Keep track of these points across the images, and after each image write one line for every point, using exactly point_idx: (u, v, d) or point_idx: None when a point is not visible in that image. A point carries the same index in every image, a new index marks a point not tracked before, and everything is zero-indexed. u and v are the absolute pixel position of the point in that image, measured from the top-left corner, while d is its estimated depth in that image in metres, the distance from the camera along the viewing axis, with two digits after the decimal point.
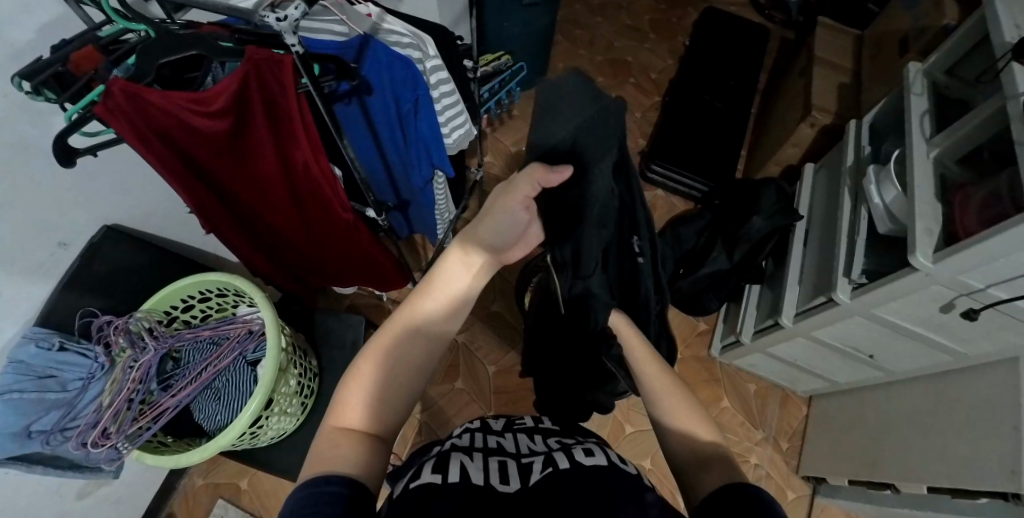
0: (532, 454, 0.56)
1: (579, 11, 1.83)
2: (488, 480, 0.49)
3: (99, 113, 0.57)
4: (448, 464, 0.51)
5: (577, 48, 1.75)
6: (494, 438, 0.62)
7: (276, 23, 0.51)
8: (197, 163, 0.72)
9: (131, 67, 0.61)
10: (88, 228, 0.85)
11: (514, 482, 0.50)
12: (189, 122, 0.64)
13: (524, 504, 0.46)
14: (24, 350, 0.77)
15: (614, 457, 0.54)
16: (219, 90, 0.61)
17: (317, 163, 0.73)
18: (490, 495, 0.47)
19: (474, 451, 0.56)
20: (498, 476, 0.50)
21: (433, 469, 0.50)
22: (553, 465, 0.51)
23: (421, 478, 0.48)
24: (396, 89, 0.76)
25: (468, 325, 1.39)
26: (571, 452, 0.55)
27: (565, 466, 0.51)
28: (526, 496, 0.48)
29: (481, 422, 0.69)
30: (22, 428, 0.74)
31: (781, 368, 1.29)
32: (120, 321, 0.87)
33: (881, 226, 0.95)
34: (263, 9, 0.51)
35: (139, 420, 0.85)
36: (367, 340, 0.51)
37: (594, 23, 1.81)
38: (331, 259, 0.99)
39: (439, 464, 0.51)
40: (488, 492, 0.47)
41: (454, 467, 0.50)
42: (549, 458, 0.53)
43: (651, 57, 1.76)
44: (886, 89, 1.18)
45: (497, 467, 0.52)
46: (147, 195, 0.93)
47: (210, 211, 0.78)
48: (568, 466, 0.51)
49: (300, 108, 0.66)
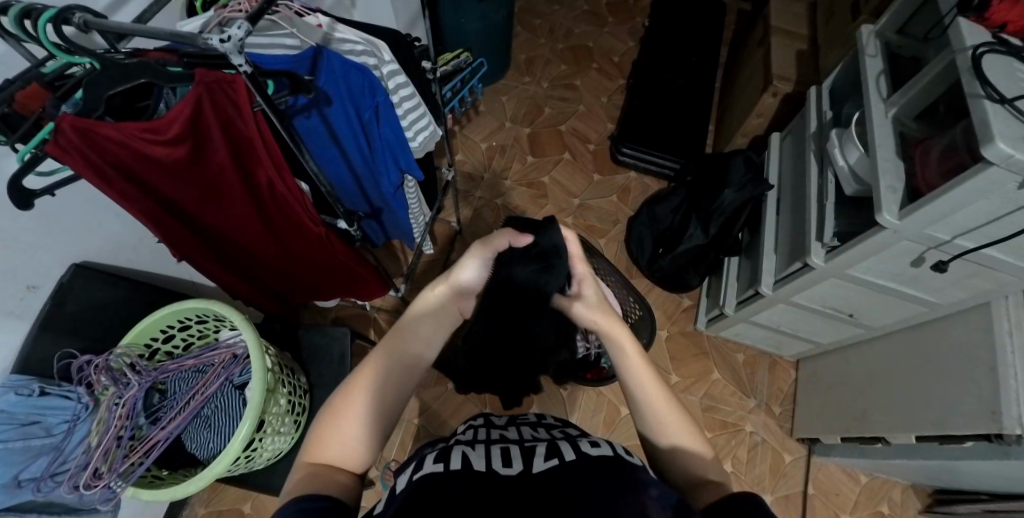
0: (534, 440, 0.58)
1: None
2: (490, 465, 0.50)
3: (52, 152, 0.56)
4: (449, 453, 0.53)
5: (537, 37, 1.75)
6: (498, 429, 0.62)
7: (221, 44, 0.50)
8: (159, 191, 0.71)
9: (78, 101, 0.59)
10: (55, 269, 0.84)
11: (517, 465, 0.50)
12: (146, 152, 0.63)
13: (519, 481, 0.47)
14: (4, 400, 0.76)
15: (618, 447, 0.55)
16: (173, 114, 0.60)
17: (282, 180, 0.73)
18: (493, 476, 0.48)
19: (476, 442, 0.57)
20: (500, 461, 0.52)
21: (435, 459, 0.51)
22: (559, 456, 0.51)
23: (424, 469, 0.49)
24: (354, 98, 0.75)
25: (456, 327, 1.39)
26: (576, 443, 0.55)
27: (571, 458, 0.51)
28: (525, 477, 0.48)
29: (484, 419, 0.68)
30: (10, 478, 0.74)
31: (766, 335, 1.31)
32: (99, 359, 0.85)
33: (848, 188, 0.97)
34: (206, 32, 0.50)
35: (130, 456, 0.84)
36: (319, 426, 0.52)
37: (552, 11, 1.81)
38: (309, 275, 0.99)
39: (440, 454, 0.53)
40: (491, 475, 0.48)
41: (456, 456, 0.52)
42: (554, 447, 0.54)
43: (612, 39, 1.76)
44: (842, 53, 1.21)
45: (498, 452, 0.54)
46: (113, 229, 0.91)
47: (179, 240, 0.77)
48: (573, 457, 0.51)
49: (258, 126, 0.66)
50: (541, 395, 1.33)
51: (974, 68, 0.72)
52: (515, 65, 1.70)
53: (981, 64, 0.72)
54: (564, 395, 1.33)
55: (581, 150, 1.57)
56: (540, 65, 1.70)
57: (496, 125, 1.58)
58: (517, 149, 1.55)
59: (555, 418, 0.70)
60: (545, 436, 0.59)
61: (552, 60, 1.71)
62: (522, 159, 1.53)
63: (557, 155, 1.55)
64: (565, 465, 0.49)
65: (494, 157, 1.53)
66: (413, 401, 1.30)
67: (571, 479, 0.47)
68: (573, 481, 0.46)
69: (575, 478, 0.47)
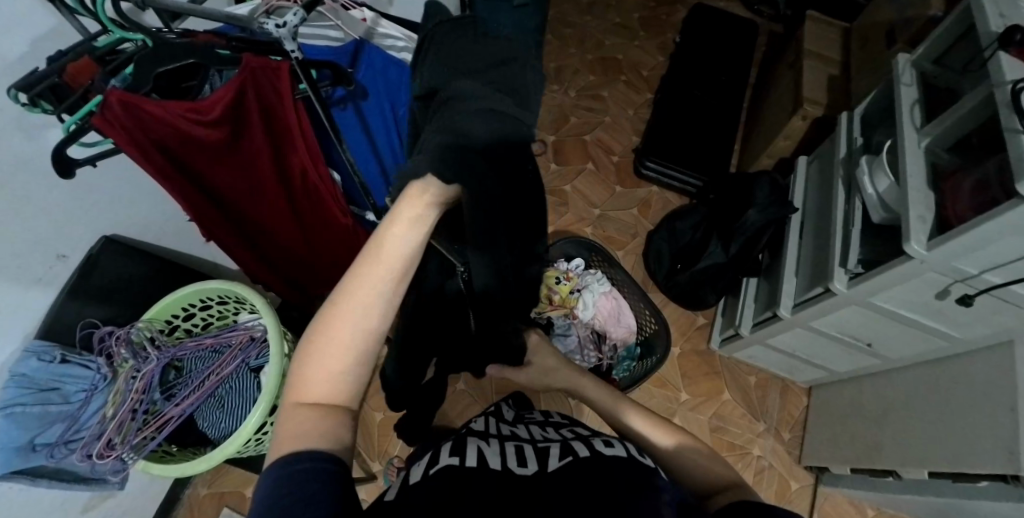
0: (547, 440, 0.58)
1: (567, 9, 1.84)
2: (506, 464, 0.50)
3: (96, 124, 0.57)
4: (466, 448, 0.53)
5: (567, 47, 1.76)
6: (510, 430, 0.62)
7: (276, 29, 0.52)
8: (195, 173, 0.72)
9: (126, 77, 0.61)
10: (87, 240, 0.85)
11: (532, 465, 0.51)
12: (187, 132, 0.64)
13: (517, 478, 0.48)
14: (25, 364, 0.78)
15: (630, 447, 0.54)
16: (219, 96, 0.62)
17: (315, 168, 0.73)
18: (508, 475, 0.48)
19: (490, 437, 0.58)
20: (515, 460, 0.52)
21: (451, 453, 0.52)
22: (572, 453, 0.51)
23: (440, 462, 0.49)
24: (390, 92, 0.78)
25: None
26: (589, 442, 0.55)
27: (585, 454, 0.51)
28: (547, 479, 0.47)
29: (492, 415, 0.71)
30: (25, 442, 0.76)
31: (780, 359, 1.30)
32: (121, 331, 0.87)
33: (875, 215, 0.96)
34: (262, 17, 0.52)
35: (144, 430, 0.85)
36: (312, 324, 0.42)
37: (584, 22, 1.82)
38: (330, 265, 0.99)
39: (456, 448, 0.53)
40: (508, 475, 0.48)
41: (471, 451, 0.52)
42: (568, 447, 0.54)
43: (642, 52, 1.77)
44: (874, 80, 1.20)
45: (513, 451, 0.54)
46: (147, 206, 0.93)
47: (210, 221, 0.78)
48: (587, 454, 0.51)
49: (297, 113, 0.67)
50: (548, 401, 1.32)
51: (1013, 103, 0.71)
52: (544, 73, 1.71)
53: (1021, 99, 0.71)
54: (571, 404, 1.32)
55: (605, 162, 1.56)
56: (568, 74, 1.70)
57: None
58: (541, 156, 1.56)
59: (564, 418, 0.71)
60: (557, 436, 0.58)
61: (581, 69, 1.71)
62: (545, 165, 1.53)
63: (580, 164, 1.55)
64: (577, 464, 0.49)
65: None
66: None
67: (579, 473, 0.47)
68: (586, 481, 0.45)
69: (582, 476, 0.46)
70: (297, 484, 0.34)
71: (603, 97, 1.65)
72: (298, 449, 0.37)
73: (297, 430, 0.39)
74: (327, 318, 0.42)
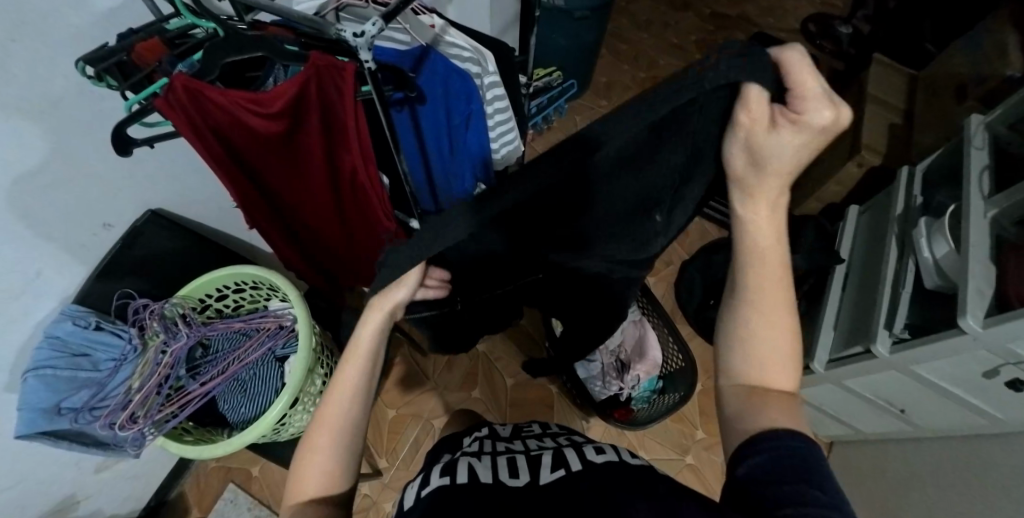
0: (541, 450, 0.56)
1: (624, 25, 1.82)
2: (498, 476, 0.49)
3: (159, 106, 0.57)
4: (456, 467, 0.52)
5: (620, 63, 1.73)
6: (503, 441, 0.61)
7: (354, 38, 0.50)
8: (248, 163, 0.72)
9: (194, 64, 0.61)
10: (133, 212, 0.86)
11: (523, 476, 0.49)
12: (246, 123, 0.64)
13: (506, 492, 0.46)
14: (60, 328, 0.79)
15: (623, 452, 0.53)
16: (281, 90, 0.61)
17: (365, 170, 0.72)
18: (499, 488, 0.47)
19: (483, 454, 0.56)
20: (508, 472, 0.50)
21: (441, 473, 0.51)
22: (565, 466, 0.49)
23: (432, 484, 0.49)
24: (449, 101, 0.76)
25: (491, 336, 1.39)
26: (583, 451, 0.53)
27: (577, 467, 0.49)
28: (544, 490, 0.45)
29: (490, 430, 0.68)
30: (52, 404, 0.77)
31: (804, 409, 1.26)
32: (155, 305, 0.87)
33: (928, 280, 0.91)
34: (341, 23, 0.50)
35: (166, 406, 0.86)
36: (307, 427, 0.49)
37: (640, 39, 1.79)
38: (364, 264, 0.98)
39: (447, 467, 0.52)
40: (497, 489, 0.46)
41: (462, 469, 0.51)
42: (561, 458, 0.51)
43: (696, 76, 1.73)
44: (940, 135, 1.15)
45: (504, 463, 0.53)
46: (194, 184, 0.94)
47: (256, 210, 0.78)
48: (579, 467, 0.49)
49: (356, 114, 0.65)
50: (561, 421, 1.31)
51: None
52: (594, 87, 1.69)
53: None
54: (583, 427, 1.31)
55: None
56: (619, 90, 1.68)
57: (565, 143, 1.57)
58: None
59: (562, 429, 0.68)
60: (551, 444, 0.57)
61: (631, 88, 1.69)
62: None
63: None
64: (570, 477, 0.47)
65: None
66: (435, 402, 1.30)
67: (575, 485, 0.45)
68: (584, 490, 0.43)
69: (582, 485, 0.45)
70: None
71: None
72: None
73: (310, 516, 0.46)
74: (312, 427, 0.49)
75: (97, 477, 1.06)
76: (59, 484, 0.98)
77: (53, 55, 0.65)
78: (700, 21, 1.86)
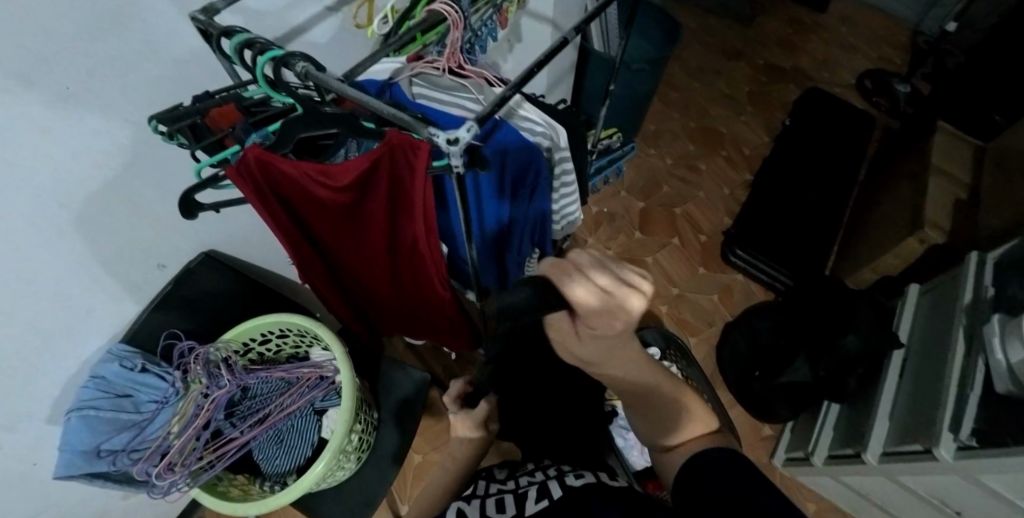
0: (528, 486, 0.61)
1: (676, 72, 1.82)
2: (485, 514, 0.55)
3: (229, 175, 0.55)
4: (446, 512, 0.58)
5: (670, 110, 1.73)
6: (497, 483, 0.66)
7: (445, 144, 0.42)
8: (307, 223, 0.69)
9: (265, 134, 0.57)
10: (187, 253, 0.86)
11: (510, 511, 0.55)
12: (312, 192, 0.61)
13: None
14: (107, 369, 0.79)
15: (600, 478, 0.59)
16: (352, 164, 0.58)
17: (427, 240, 0.68)
18: None
19: (475, 497, 0.62)
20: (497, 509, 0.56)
21: None
22: (547, 496, 0.55)
23: None
24: (517, 173, 0.72)
25: None
26: (563, 478, 0.59)
27: (558, 496, 0.55)
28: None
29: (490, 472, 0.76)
30: (92, 446, 0.77)
31: (849, 495, 1.19)
32: (200, 350, 0.86)
33: (999, 384, 0.84)
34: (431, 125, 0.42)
35: (203, 453, 0.85)
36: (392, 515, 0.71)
37: (691, 87, 1.78)
38: (410, 318, 0.95)
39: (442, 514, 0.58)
40: None
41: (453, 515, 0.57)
42: (544, 488, 0.58)
43: (747, 128, 1.71)
44: (1010, 218, 1.09)
45: (492, 504, 0.58)
46: (248, 225, 0.94)
47: (310, 267, 0.75)
48: (559, 495, 0.55)
49: (426, 192, 0.61)
50: None
51: None
52: (642, 134, 1.68)
53: None
54: None
55: (692, 239, 1.50)
56: (667, 140, 1.67)
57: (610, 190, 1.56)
58: (627, 222, 1.52)
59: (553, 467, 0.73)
60: (537, 478, 0.62)
61: (681, 137, 1.67)
62: (629, 232, 1.49)
63: (666, 237, 1.49)
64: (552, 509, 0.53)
65: (601, 222, 1.50)
66: None
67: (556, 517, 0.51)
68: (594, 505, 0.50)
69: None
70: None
71: (699, 170, 1.60)
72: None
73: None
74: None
75: (124, 503, 1.06)
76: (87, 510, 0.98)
77: (119, 102, 0.65)
78: (753, 71, 1.84)
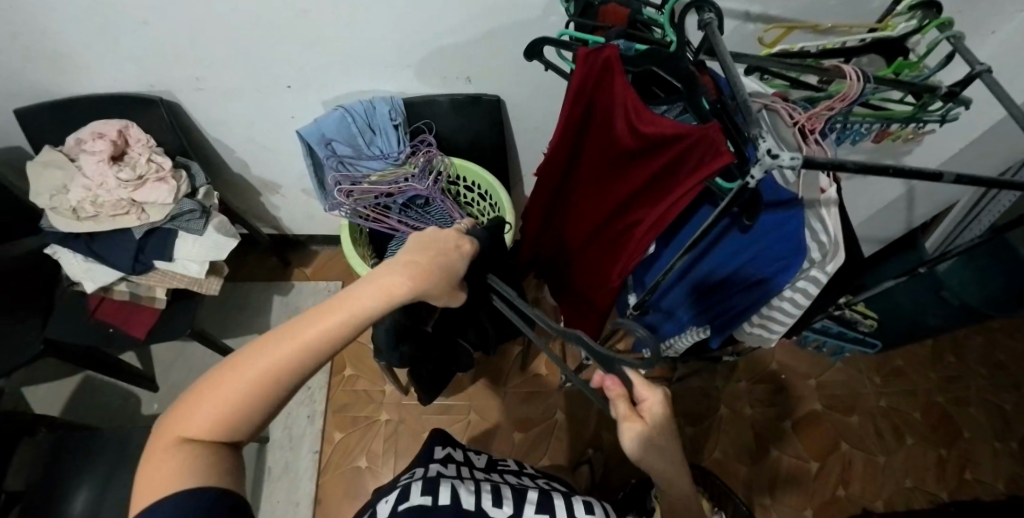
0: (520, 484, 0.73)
1: (980, 346, 1.59)
2: (477, 505, 0.63)
3: (580, 52, 0.64)
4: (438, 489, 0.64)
5: (932, 366, 1.55)
6: (482, 473, 0.76)
7: (762, 153, 0.46)
8: (582, 144, 0.75)
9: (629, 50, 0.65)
10: (490, 89, 1.01)
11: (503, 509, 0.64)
12: (615, 118, 0.65)
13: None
14: (382, 107, 0.97)
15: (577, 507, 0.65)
16: (658, 124, 0.60)
17: (644, 231, 0.66)
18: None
19: (460, 481, 0.69)
20: (490, 500, 0.64)
21: (423, 492, 0.62)
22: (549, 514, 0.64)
23: (412, 501, 0.61)
24: (764, 252, 0.70)
25: (579, 416, 1.37)
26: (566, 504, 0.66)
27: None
28: None
29: (467, 456, 0.83)
30: (327, 136, 0.97)
31: None
32: (436, 154, 1.06)
33: None
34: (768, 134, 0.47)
35: (368, 208, 1.04)
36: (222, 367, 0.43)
37: (979, 376, 1.54)
38: (562, 283, 0.96)
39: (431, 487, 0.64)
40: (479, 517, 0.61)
41: (444, 492, 0.63)
42: (496, 498, 0.66)
43: (988, 461, 1.43)
44: None
45: (485, 492, 0.66)
46: (539, 111, 1.07)
47: (546, 177, 0.81)
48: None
49: (686, 194, 0.59)
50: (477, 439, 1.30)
51: None
52: (882, 357, 1.56)
53: None
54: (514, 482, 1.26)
55: (827, 482, 1.38)
56: (902, 385, 1.52)
57: (803, 369, 1.52)
58: (784, 407, 1.47)
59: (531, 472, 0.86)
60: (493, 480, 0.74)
61: (913, 397, 1.50)
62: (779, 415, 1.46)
63: (804, 449, 1.41)
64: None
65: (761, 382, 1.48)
66: (488, 410, 1.38)
67: None
68: None
69: None
70: (205, 512, 0.38)
71: (901, 433, 1.45)
72: (172, 488, 0.39)
73: (167, 466, 0.39)
74: (216, 381, 0.42)
75: (302, 195, 1.37)
76: (287, 182, 1.32)
77: None
78: None
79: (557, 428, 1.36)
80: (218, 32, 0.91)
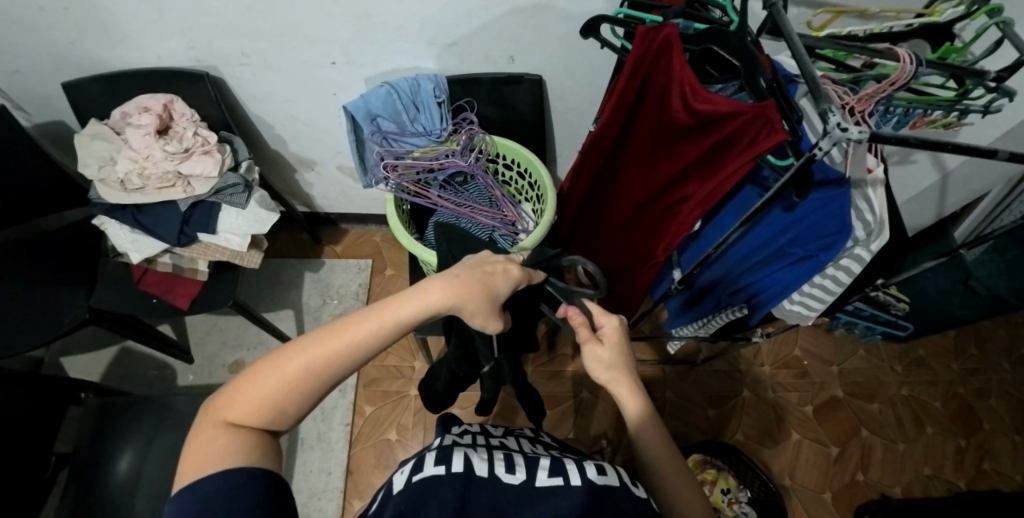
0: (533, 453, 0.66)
1: (1003, 339, 1.60)
2: (493, 471, 0.57)
3: (639, 30, 0.66)
4: (452, 455, 0.59)
5: (953, 357, 1.56)
6: (498, 439, 0.71)
7: (832, 125, 0.49)
8: (633, 121, 0.78)
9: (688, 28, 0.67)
10: (532, 68, 1.03)
11: (517, 474, 0.58)
12: (669, 95, 0.67)
13: (533, 501, 0.54)
14: (427, 85, 0.99)
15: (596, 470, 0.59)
16: (712, 102, 0.62)
17: (692, 207, 0.69)
18: (496, 484, 0.56)
19: (477, 447, 0.65)
20: (504, 466, 0.59)
21: (436, 461, 0.58)
22: (563, 477, 0.57)
23: (425, 471, 0.56)
24: (809, 230, 0.71)
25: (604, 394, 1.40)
26: (583, 465, 0.60)
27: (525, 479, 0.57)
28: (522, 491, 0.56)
29: (481, 428, 0.77)
30: (373, 111, 0.99)
31: None
32: (478, 131, 1.08)
33: None
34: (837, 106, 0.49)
35: (410, 183, 1.06)
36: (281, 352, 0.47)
37: (1005, 364, 1.56)
38: (604, 259, 0.99)
39: (442, 456, 0.58)
40: (496, 483, 0.56)
41: (456, 459, 0.58)
42: (509, 459, 0.61)
43: (1005, 453, 1.44)
44: None
45: (500, 457, 0.61)
46: (578, 92, 1.08)
47: (594, 154, 0.84)
48: (576, 482, 0.56)
49: (737, 170, 0.61)
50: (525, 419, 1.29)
51: None
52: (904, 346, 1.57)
53: None
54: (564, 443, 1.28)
55: (847, 467, 1.40)
56: (922, 374, 1.53)
57: (825, 353, 1.54)
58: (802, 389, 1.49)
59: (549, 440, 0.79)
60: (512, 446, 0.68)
61: (932, 387, 1.52)
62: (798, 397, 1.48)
63: (824, 431, 1.44)
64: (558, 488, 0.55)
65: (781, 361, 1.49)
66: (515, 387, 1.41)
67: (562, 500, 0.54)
68: None
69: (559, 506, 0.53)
70: (242, 488, 0.41)
71: (920, 421, 1.47)
72: (217, 465, 0.42)
73: (213, 443, 0.43)
74: (270, 366, 0.47)
75: (338, 171, 1.39)
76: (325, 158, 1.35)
77: None
78: None
79: (581, 403, 1.39)
80: (270, 8, 0.93)
